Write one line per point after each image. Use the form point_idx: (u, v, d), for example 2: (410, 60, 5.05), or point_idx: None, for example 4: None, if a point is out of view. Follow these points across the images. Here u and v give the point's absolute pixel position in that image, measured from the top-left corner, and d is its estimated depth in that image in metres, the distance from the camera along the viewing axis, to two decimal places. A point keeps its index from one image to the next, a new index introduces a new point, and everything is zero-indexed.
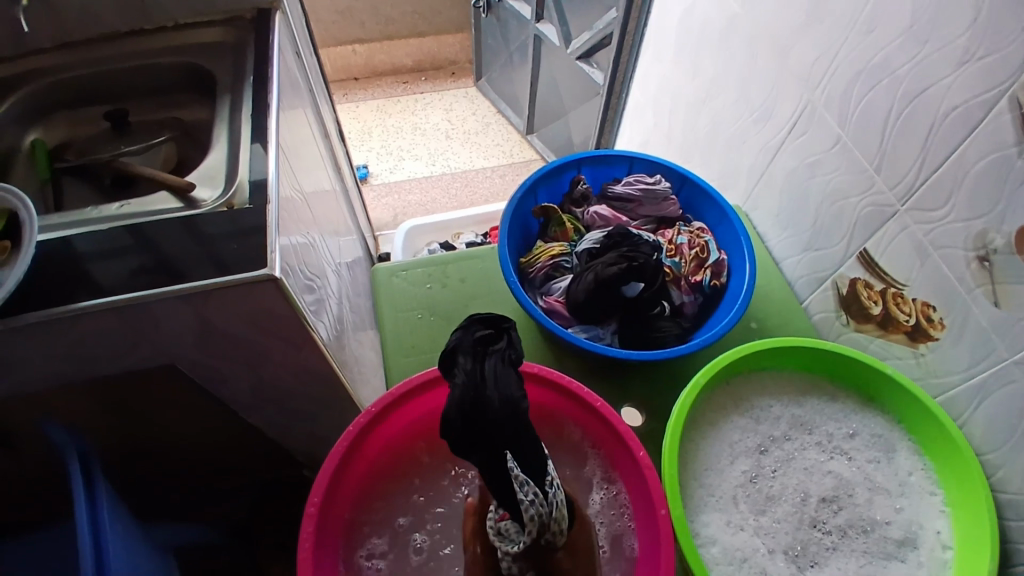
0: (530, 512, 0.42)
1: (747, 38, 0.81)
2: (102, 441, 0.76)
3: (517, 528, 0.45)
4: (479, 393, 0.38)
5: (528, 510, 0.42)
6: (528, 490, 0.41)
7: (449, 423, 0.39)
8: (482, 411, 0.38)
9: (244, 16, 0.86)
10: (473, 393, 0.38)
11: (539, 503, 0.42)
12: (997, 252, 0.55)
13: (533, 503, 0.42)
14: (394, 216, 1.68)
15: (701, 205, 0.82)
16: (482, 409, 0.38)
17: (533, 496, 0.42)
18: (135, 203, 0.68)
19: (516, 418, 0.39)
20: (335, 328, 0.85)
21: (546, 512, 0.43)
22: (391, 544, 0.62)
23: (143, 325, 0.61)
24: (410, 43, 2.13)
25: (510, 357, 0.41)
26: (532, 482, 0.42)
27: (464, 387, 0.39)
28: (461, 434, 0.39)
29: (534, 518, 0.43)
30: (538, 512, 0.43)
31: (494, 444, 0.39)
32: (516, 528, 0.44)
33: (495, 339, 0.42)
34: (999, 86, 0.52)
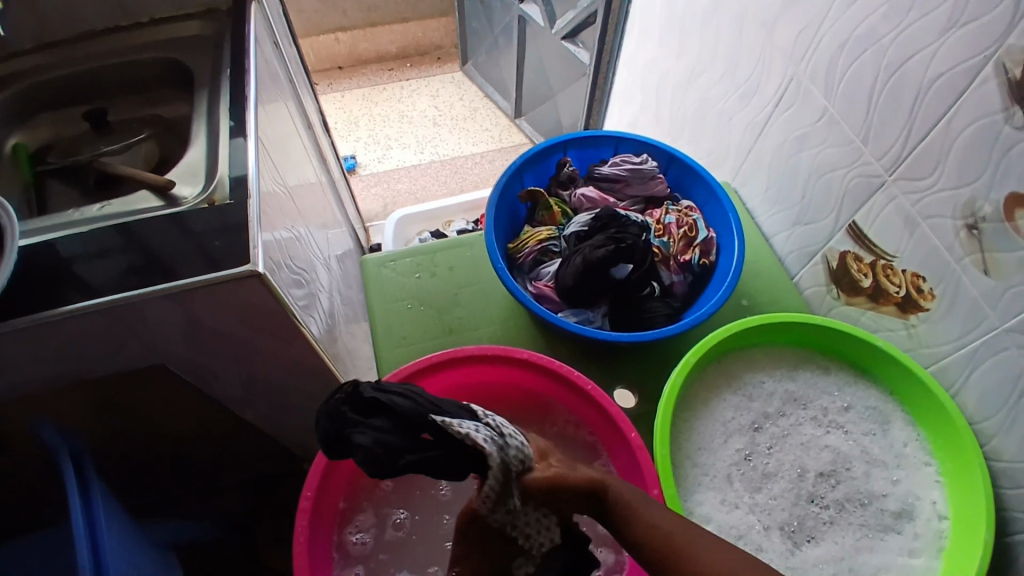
0: (483, 438, 0.44)
1: (731, 12, 0.80)
2: (99, 441, 0.76)
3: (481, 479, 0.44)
4: (389, 409, 0.46)
5: (480, 439, 0.44)
6: (467, 425, 0.45)
7: (394, 449, 0.44)
8: (404, 416, 0.46)
9: (220, 8, 0.85)
10: (383, 420, 0.45)
11: (491, 440, 0.44)
12: (986, 220, 0.55)
13: (479, 431, 0.45)
14: (384, 206, 1.67)
15: (688, 183, 0.82)
16: (402, 412, 0.46)
17: (473, 427, 0.45)
18: (117, 203, 0.67)
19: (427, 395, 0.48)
20: (326, 322, 0.84)
21: (495, 438, 0.45)
22: (376, 526, 0.63)
23: (130, 325, 0.61)
24: (394, 30, 2.11)
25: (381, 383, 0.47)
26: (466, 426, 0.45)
27: (376, 427, 0.45)
28: (400, 451, 0.44)
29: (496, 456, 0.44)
30: (490, 438, 0.45)
31: (431, 424, 0.45)
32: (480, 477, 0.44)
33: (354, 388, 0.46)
34: (985, 52, 0.51)
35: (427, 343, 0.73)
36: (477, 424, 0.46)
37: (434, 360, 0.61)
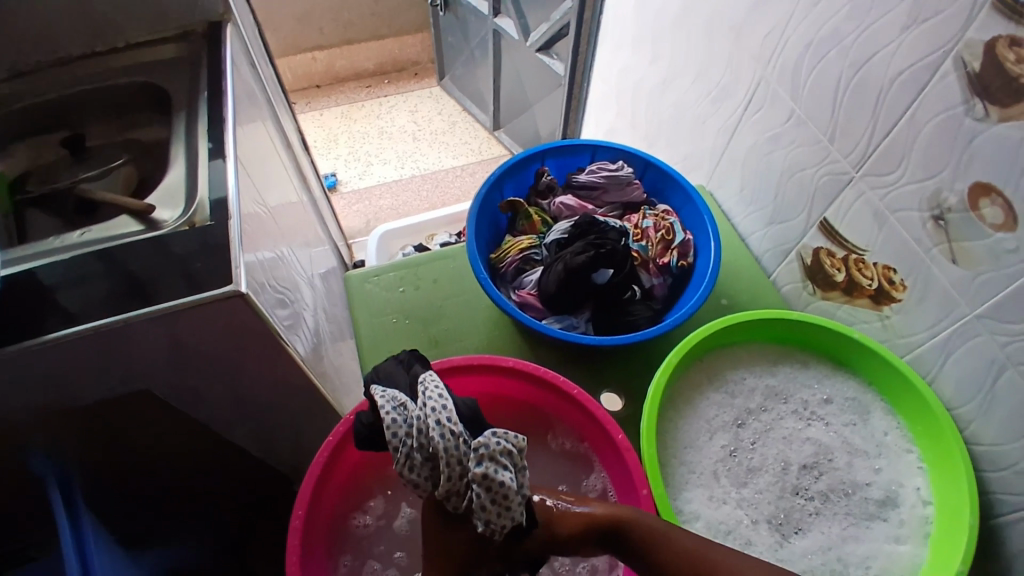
0: (387, 415, 0.45)
1: (700, 18, 0.82)
2: (87, 469, 0.75)
3: (421, 469, 0.44)
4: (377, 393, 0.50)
5: (386, 416, 0.45)
6: (388, 403, 0.46)
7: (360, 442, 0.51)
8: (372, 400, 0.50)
9: (196, 30, 0.86)
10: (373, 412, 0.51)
11: (390, 407, 0.45)
12: (951, 211, 0.57)
13: (391, 410, 0.45)
14: (366, 222, 1.67)
15: (664, 187, 0.83)
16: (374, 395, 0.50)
17: (391, 405, 0.46)
18: (97, 229, 0.67)
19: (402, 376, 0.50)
20: (311, 340, 0.85)
21: (406, 420, 0.45)
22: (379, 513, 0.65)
23: (114, 350, 0.61)
24: (370, 47, 2.13)
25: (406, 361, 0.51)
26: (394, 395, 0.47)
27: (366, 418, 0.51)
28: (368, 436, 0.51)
29: (397, 427, 0.44)
30: (397, 417, 0.45)
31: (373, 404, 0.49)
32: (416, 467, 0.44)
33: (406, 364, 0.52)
34: (944, 47, 0.53)
35: None
36: (400, 404, 0.46)
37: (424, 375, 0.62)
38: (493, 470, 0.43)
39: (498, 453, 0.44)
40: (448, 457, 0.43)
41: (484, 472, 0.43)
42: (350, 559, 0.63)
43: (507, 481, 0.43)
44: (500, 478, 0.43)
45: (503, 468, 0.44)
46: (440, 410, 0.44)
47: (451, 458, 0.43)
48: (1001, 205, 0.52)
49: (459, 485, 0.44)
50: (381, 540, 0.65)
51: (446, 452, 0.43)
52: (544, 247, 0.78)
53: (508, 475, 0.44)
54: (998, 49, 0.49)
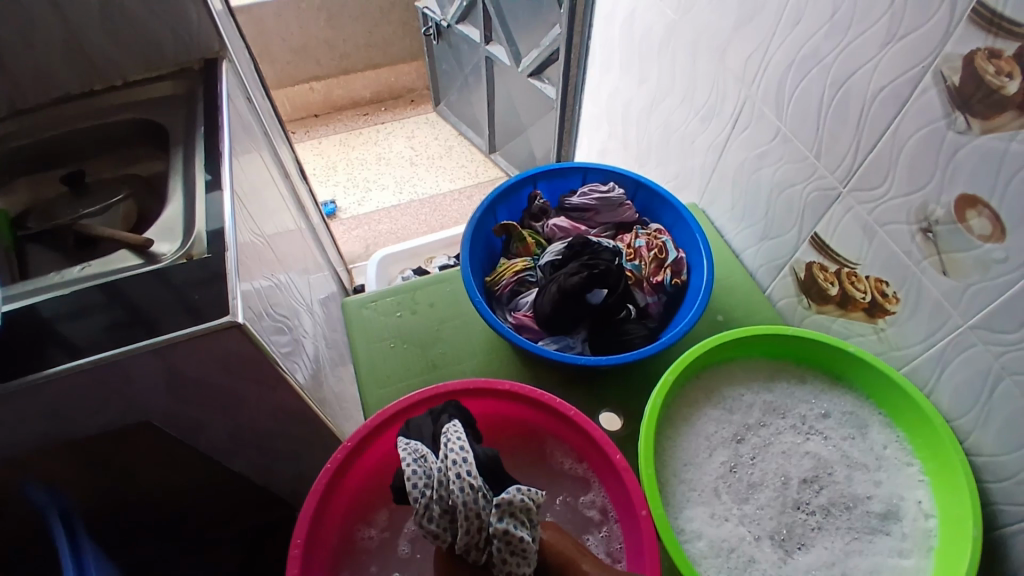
0: (408, 468, 0.50)
1: (685, 40, 0.84)
2: (87, 503, 0.75)
3: (441, 521, 0.49)
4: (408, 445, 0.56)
5: (407, 469, 0.49)
6: (409, 456, 0.50)
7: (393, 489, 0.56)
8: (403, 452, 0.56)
9: (192, 67, 0.88)
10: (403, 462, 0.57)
11: (411, 458, 0.50)
12: (939, 223, 0.57)
13: (412, 463, 0.50)
14: (366, 246, 1.68)
15: (656, 207, 0.84)
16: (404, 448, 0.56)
17: (412, 458, 0.50)
18: (97, 264, 0.68)
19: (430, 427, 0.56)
20: (311, 368, 0.85)
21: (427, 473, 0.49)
22: (386, 529, 0.65)
23: (114, 382, 0.62)
24: (366, 76, 2.18)
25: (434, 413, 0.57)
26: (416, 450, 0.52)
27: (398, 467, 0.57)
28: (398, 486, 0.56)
29: (417, 479, 0.49)
30: (417, 469, 0.49)
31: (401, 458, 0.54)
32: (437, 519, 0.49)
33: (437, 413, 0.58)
34: (923, 63, 0.54)
35: (411, 381, 0.74)
36: (421, 456, 0.51)
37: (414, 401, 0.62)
38: (512, 526, 0.48)
39: (516, 509, 0.49)
40: (466, 510, 0.47)
41: (502, 528, 0.48)
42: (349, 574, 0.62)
43: (524, 537, 0.48)
44: (517, 533, 0.48)
45: (520, 524, 0.48)
46: (459, 466, 0.49)
47: (470, 511, 0.48)
48: (988, 216, 0.53)
49: (477, 539, 0.49)
50: (382, 557, 0.63)
51: (463, 506, 0.47)
52: (539, 269, 0.78)
53: (525, 530, 0.49)
54: (977, 62, 0.50)
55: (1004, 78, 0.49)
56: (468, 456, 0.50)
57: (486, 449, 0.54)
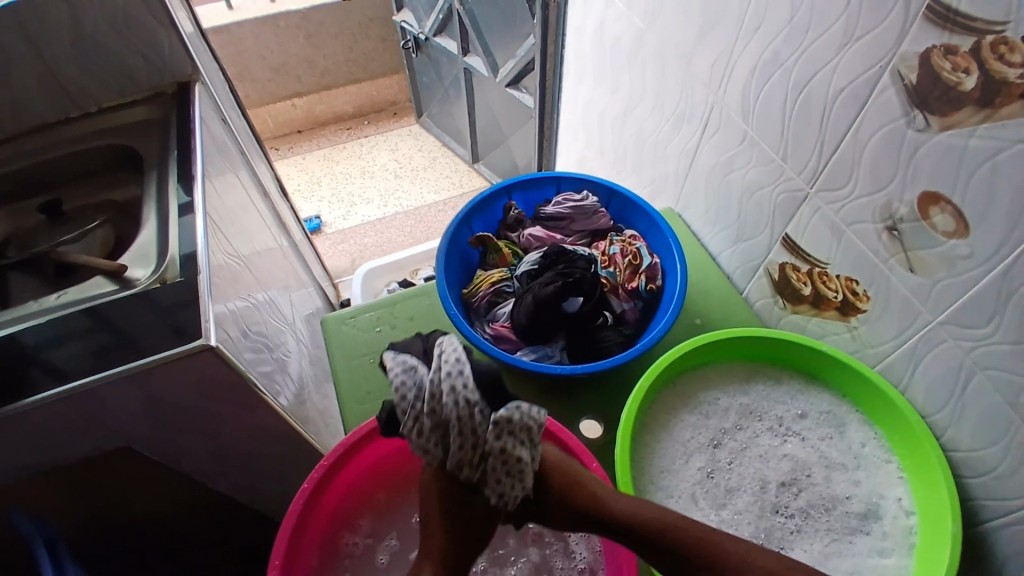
0: (396, 377, 0.45)
1: (652, 48, 0.84)
2: (73, 528, 0.76)
3: (435, 439, 0.45)
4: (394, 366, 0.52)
5: (395, 378, 0.44)
6: (396, 366, 0.45)
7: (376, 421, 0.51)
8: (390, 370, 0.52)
9: (166, 92, 0.90)
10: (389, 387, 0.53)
11: (398, 368, 0.45)
12: (903, 221, 0.58)
13: (400, 373, 0.45)
14: (351, 261, 1.69)
15: (630, 213, 0.85)
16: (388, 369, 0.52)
17: (400, 368, 0.45)
18: (72, 291, 0.68)
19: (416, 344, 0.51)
20: (295, 386, 0.85)
21: (417, 383, 0.45)
22: (376, 531, 0.65)
23: (92, 410, 0.62)
24: (348, 91, 2.20)
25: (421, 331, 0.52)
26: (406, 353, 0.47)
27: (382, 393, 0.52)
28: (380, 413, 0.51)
29: (408, 390, 0.44)
30: (406, 378, 0.45)
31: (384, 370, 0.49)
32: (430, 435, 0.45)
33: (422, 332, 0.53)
34: (880, 63, 0.55)
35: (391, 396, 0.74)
36: (409, 365, 0.45)
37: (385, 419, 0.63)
38: (511, 445, 0.47)
39: (515, 428, 0.47)
40: (463, 425, 0.44)
41: (501, 447, 0.46)
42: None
43: (523, 456, 0.47)
44: (515, 451, 0.47)
45: (518, 443, 0.47)
46: (456, 379, 0.44)
47: (468, 427, 0.44)
48: (951, 212, 0.53)
49: (472, 455, 0.46)
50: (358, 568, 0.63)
51: (459, 420, 0.44)
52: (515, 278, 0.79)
53: (523, 450, 0.47)
54: (933, 59, 0.50)
55: (961, 74, 0.49)
56: (466, 366, 0.45)
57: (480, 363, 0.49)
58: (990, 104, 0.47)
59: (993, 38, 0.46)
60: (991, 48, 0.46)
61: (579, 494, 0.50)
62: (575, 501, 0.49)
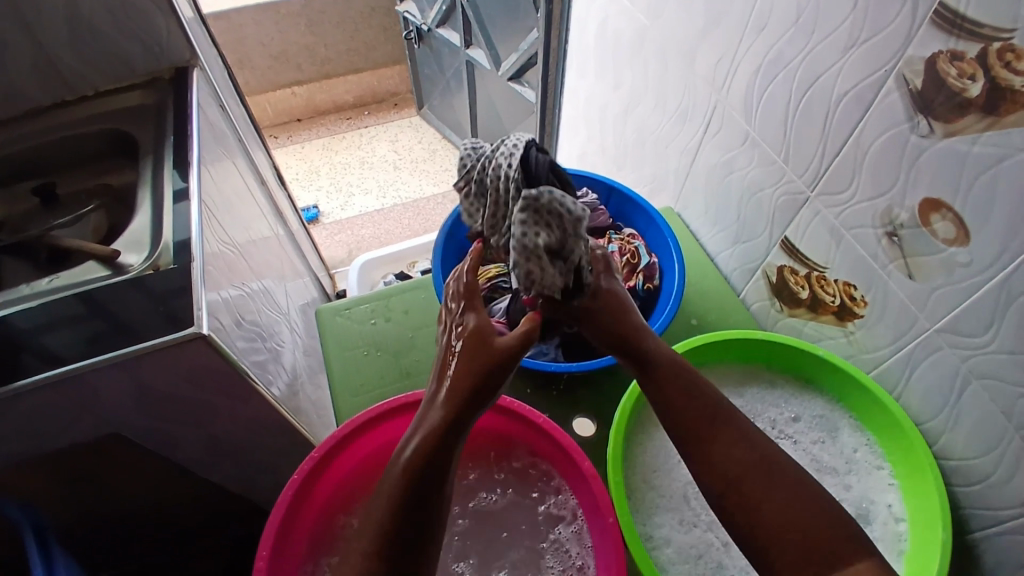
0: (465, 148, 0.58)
1: (656, 45, 0.84)
2: (60, 514, 0.75)
3: (477, 201, 0.56)
4: None
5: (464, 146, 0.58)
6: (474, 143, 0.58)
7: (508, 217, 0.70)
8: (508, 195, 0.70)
9: (163, 76, 0.88)
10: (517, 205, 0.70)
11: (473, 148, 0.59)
12: (903, 227, 0.58)
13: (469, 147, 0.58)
14: (349, 251, 1.68)
15: (630, 211, 0.84)
16: None
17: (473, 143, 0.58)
18: (65, 275, 0.67)
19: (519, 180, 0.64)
20: (288, 377, 0.85)
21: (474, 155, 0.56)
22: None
23: (81, 397, 0.62)
24: (349, 80, 2.18)
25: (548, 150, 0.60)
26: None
27: None
28: None
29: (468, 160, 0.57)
30: (470, 151, 0.57)
31: None
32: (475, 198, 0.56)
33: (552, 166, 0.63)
34: (886, 66, 0.54)
35: (385, 389, 0.74)
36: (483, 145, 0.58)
37: (377, 411, 0.63)
38: (531, 223, 0.48)
39: (543, 207, 0.48)
40: (495, 187, 0.54)
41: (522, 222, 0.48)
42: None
43: (537, 240, 0.48)
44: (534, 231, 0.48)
45: (538, 229, 0.48)
46: (502, 151, 0.54)
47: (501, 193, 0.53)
48: (952, 219, 0.53)
49: (501, 225, 0.54)
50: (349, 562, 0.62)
51: (494, 189, 0.54)
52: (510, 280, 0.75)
53: (543, 237, 0.48)
54: (938, 64, 0.50)
55: (966, 80, 0.48)
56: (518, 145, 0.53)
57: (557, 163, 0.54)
58: (995, 111, 0.47)
59: (999, 44, 0.46)
60: (998, 55, 0.46)
61: (616, 320, 0.53)
62: (623, 325, 0.52)
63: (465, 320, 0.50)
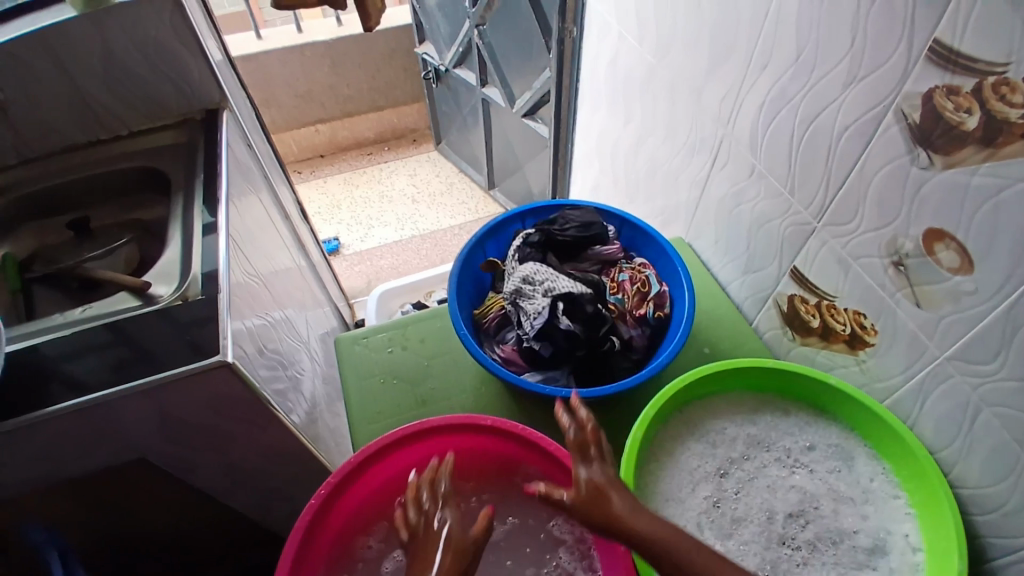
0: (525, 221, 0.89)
1: (664, 82, 0.87)
2: (83, 538, 0.77)
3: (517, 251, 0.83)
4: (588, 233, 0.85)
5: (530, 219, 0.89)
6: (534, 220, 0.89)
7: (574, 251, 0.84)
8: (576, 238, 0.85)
9: (194, 118, 0.93)
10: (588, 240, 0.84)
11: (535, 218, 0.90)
12: (909, 256, 0.58)
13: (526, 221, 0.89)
14: (367, 282, 1.72)
15: (641, 241, 0.86)
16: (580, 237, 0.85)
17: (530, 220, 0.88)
18: (95, 306, 0.70)
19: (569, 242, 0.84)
20: (307, 404, 0.87)
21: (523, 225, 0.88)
22: (389, 540, 0.66)
23: (109, 421, 0.64)
24: (369, 118, 2.25)
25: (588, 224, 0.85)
26: (574, 285, 0.75)
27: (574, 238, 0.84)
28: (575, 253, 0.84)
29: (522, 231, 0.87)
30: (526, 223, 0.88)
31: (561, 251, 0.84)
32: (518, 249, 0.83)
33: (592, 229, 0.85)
34: (884, 101, 0.56)
35: (401, 416, 0.75)
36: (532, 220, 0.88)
37: (409, 431, 0.64)
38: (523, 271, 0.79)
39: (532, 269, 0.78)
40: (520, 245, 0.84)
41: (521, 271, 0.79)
42: None
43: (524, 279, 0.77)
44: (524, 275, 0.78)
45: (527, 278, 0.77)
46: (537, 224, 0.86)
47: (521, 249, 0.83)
48: (955, 248, 0.54)
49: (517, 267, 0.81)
50: None
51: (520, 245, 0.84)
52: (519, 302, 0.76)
53: (528, 279, 0.77)
54: (935, 98, 0.52)
55: (962, 114, 0.50)
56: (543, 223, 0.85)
57: (573, 235, 0.84)
58: (992, 143, 0.48)
59: (992, 79, 0.47)
60: (993, 89, 0.47)
61: (594, 514, 0.50)
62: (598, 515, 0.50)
63: (438, 518, 0.53)
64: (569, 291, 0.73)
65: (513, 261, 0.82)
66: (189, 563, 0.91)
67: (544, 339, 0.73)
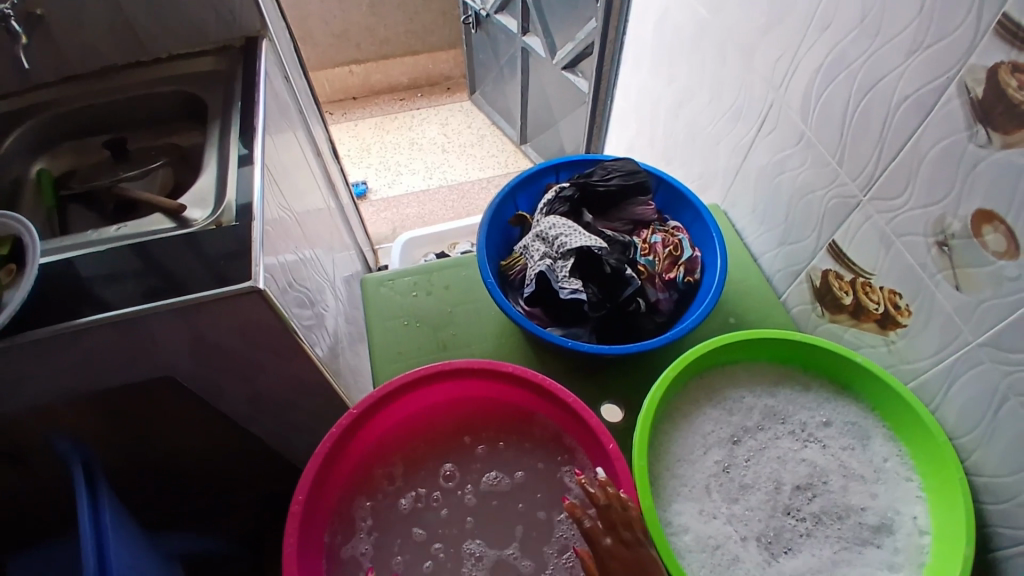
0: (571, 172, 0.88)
1: (715, 39, 0.83)
2: (111, 448, 0.81)
3: (554, 203, 0.82)
4: (633, 190, 0.84)
5: (574, 169, 0.88)
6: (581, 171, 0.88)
7: (608, 206, 0.84)
8: (619, 193, 0.83)
9: (234, 44, 0.92)
10: (622, 197, 0.84)
11: (581, 168, 0.88)
12: (955, 237, 0.57)
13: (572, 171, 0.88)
14: (392, 229, 1.72)
15: (676, 205, 0.85)
16: (622, 193, 0.84)
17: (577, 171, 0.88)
18: (131, 225, 0.72)
19: (607, 199, 0.84)
20: (330, 340, 0.88)
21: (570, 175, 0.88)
22: (409, 476, 0.68)
23: (140, 340, 0.66)
24: (405, 62, 2.22)
25: (633, 183, 0.83)
26: (591, 240, 0.75)
27: (613, 193, 0.83)
28: (604, 208, 0.85)
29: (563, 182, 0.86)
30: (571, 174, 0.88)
31: (595, 207, 0.84)
32: (555, 202, 0.82)
33: (636, 188, 0.83)
34: (949, 72, 0.53)
35: (423, 359, 0.76)
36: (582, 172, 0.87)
37: (433, 370, 0.65)
38: (545, 229, 0.78)
39: (555, 228, 0.78)
40: (556, 198, 0.83)
41: (544, 226, 0.79)
42: (341, 531, 0.63)
43: (542, 243, 0.77)
44: (545, 233, 0.78)
45: (548, 238, 0.77)
46: (579, 176, 0.85)
47: (555, 203, 0.82)
48: (1003, 232, 0.52)
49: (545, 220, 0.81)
50: (378, 525, 0.65)
51: (556, 198, 0.83)
52: (539, 257, 0.77)
53: (548, 243, 0.77)
54: (1000, 74, 0.49)
55: None
56: (585, 176, 0.84)
57: (609, 191, 0.83)
58: None
59: None
60: None
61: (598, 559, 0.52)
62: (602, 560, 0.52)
63: None
64: (586, 247, 0.74)
65: (542, 214, 0.82)
66: (207, 480, 0.96)
67: (554, 296, 0.74)
